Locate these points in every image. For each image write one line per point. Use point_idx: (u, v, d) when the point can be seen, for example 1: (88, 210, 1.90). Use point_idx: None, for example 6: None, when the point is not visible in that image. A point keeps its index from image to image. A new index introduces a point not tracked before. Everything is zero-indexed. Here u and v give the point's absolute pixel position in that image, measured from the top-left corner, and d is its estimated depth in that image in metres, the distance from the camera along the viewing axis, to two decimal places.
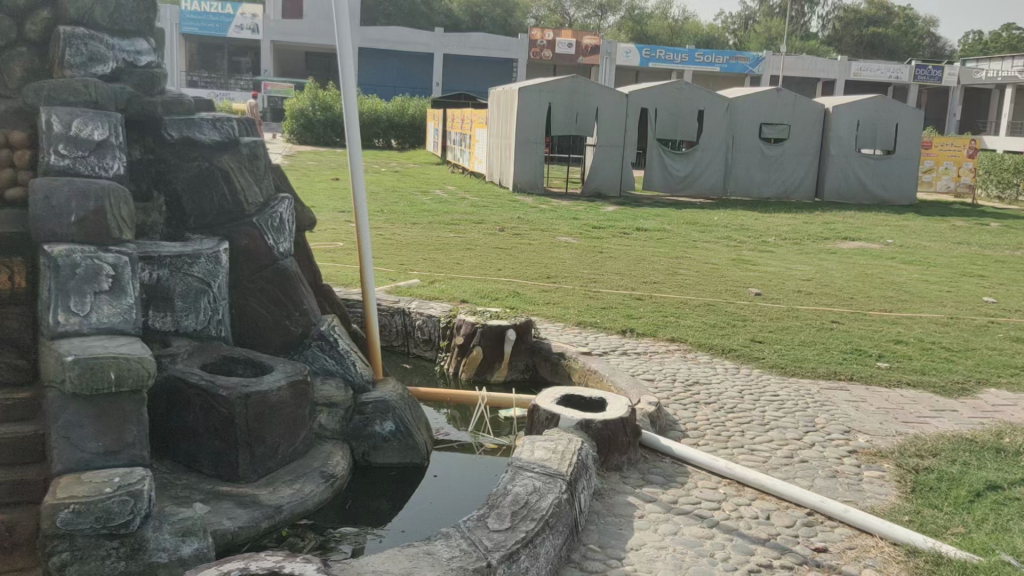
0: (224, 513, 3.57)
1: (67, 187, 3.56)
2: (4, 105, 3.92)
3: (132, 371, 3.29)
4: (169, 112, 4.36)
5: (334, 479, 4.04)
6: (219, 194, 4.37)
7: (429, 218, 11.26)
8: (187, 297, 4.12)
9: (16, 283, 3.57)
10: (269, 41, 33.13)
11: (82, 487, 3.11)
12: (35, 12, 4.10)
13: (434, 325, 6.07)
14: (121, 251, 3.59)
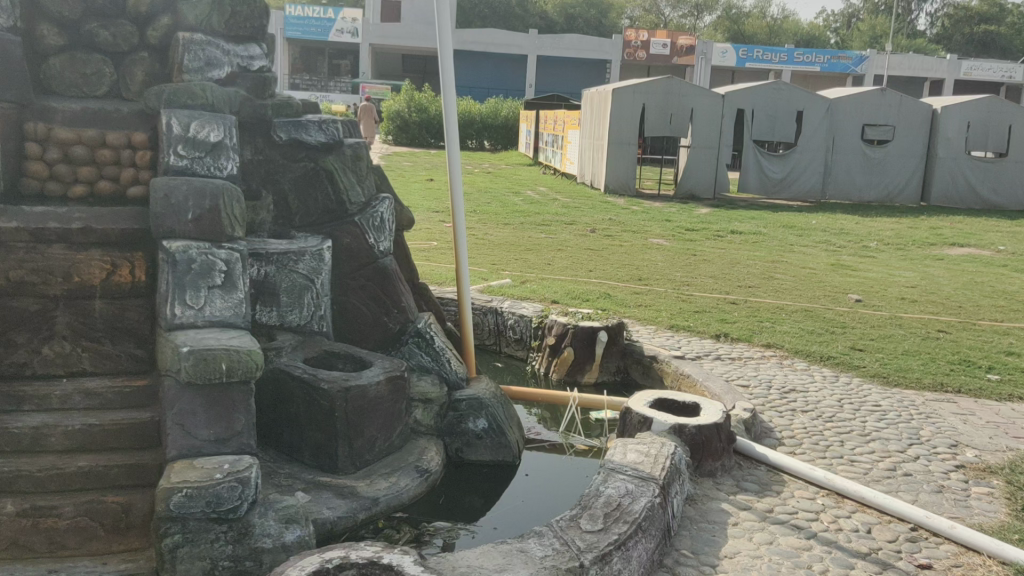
0: (324, 503, 3.69)
1: (186, 187, 3.73)
2: (127, 108, 4.15)
3: (241, 363, 3.43)
4: (280, 114, 4.51)
5: (428, 473, 4.12)
6: (324, 193, 4.60)
7: (521, 218, 11.34)
8: (292, 292, 4.28)
9: (136, 277, 3.77)
10: (368, 44, 33.93)
11: (195, 472, 3.26)
12: (155, 18, 4.32)
13: (526, 325, 6.11)
14: (233, 248, 3.77)
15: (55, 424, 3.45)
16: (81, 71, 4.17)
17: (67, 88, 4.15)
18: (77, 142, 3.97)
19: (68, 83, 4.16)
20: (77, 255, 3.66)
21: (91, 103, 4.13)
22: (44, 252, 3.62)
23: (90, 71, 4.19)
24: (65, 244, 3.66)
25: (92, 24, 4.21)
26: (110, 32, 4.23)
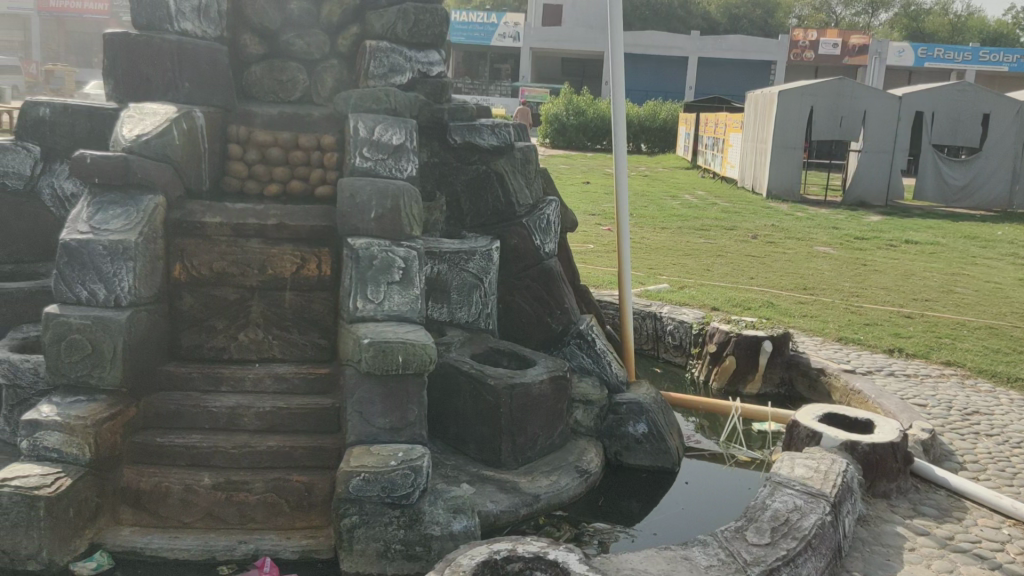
0: (489, 496, 3.79)
1: (370, 187, 3.95)
2: (318, 112, 4.44)
3: (417, 355, 3.59)
4: (455, 118, 4.70)
5: (588, 474, 4.14)
6: (494, 195, 4.73)
7: (679, 223, 11.18)
8: (461, 290, 4.44)
9: (322, 271, 4.02)
10: (528, 48, 34.41)
11: (372, 458, 3.43)
12: (345, 27, 4.60)
13: (686, 331, 6.04)
14: (411, 246, 3.94)
15: (248, 406, 3.73)
16: (278, 78, 4.49)
17: (265, 94, 4.49)
18: (273, 144, 4.30)
19: (266, 89, 4.49)
20: (271, 249, 3.94)
21: (286, 108, 4.46)
22: (242, 246, 3.93)
23: (286, 78, 4.51)
24: (261, 239, 3.96)
25: (289, 33, 4.53)
26: (305, 41, 4.53)
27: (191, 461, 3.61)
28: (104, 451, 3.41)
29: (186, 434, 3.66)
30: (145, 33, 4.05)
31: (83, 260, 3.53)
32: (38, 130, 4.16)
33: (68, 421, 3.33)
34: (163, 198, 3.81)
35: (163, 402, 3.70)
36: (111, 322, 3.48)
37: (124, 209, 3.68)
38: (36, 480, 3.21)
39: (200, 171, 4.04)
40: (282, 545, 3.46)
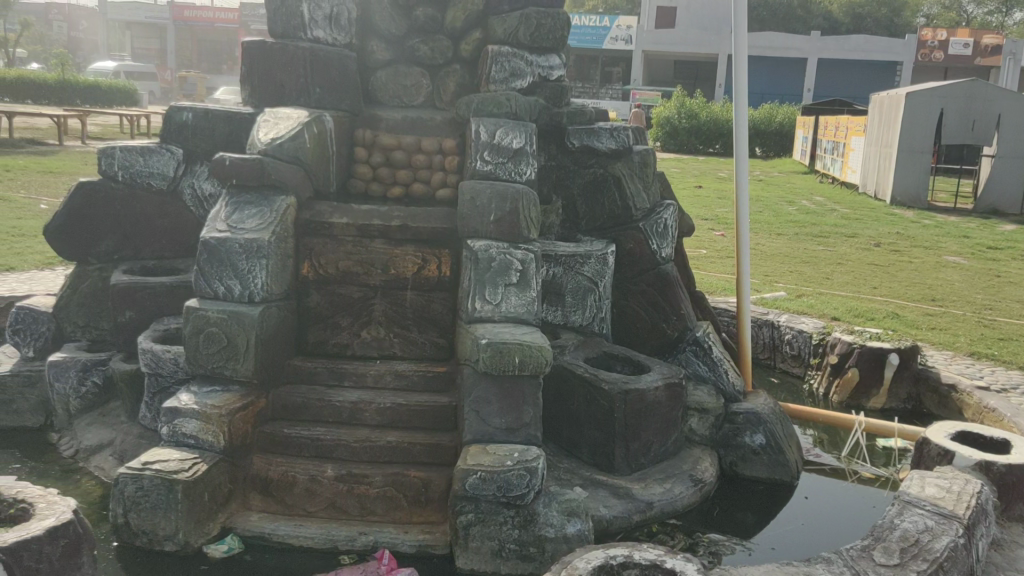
0: (602, 501, 3.78)
1: (490, 190, 4.00)
2: (441, 117, 4.56)
3: (533, 357, 3.62)
4: (574, 122, 4.73)
5: (703, 484, 4.07)
6: (611, 199, 4.73)
7: (796, 229, 10.87)
8: (576, 294, 4.45)
9: (442, 271, 4.10)
10: (640, 51, 34.14)
11: (489, 457, 3.48)
12: (468, 33, 4.68)
13: (805, 342, 5.87)
14: (528, 249, 3.97)
15: (369, 401, 3.85)
16: (403, 82, 4.62)
17: (390, 98, 4.63)
18: (397, 147, 4.43)
19: (391, 93, 4.63)
20: (394, 250, 4.06)
21: (410, 113, 4.59)
22: (367, 246, 4.06)
23: (411, 83, 4.63)
24: (384, 240, 4.07)
25: (414, 39, 4.66)
26: (429, 47, 4.65)
27: (315, 453, 3.75)
28: (235, 439, 3.59)
29: (311, 426, 3.81)
30: (280, 41, 4.25)
31: (220, 256, 3.72)
32: (182, 133, 4.41)
33: (205, 409, 3.52)
34: (294, 199, 3.97)
35: (290, 395, 3.86)
36: (245, 316, 3.65)
37: (258, 209, 3.86)
38: (174, 465, 3.40)
39: (328, 174, 4.20)
40: (400, 539, 3.55)
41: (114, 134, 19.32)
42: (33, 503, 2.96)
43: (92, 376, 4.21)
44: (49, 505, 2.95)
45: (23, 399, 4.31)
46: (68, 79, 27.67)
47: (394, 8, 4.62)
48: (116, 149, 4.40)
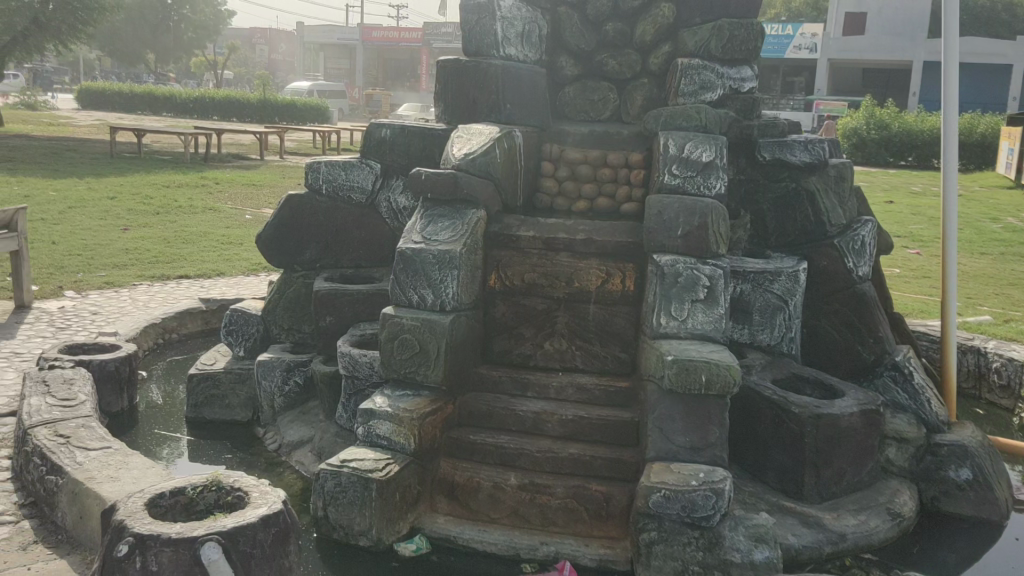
0: (790, 529, 3.63)
1: (677, 205, 3.95)
2: (628, 130, 4.59)
3: (720, 376, 3.52)
4: (765, 134, 4.62)
5: (901, 518, 3.82)
6: (803, 214, 4.56)
7: (1002, 249, 10.02)
8: (764, 312, 4.32)
9: (626, 285, 4.07)
10: (824, 59, 32.75)
11: (673, 475, 3.42)
12: (657, 46, 4.71)
13: (1016, 371, 5.41)
14: (717, 265, 3.88)
15: (553, 412, 3.89)
16: (590, 97, 4.77)
17: (577, 112, 4.80)
18: (583, 161, 4.49)
19: (579, 108, 4.80)
20: (579, 263, 4.09)
21: (597, 128, 4.64)
22: (553, 259, 4.12)
23: (598, 97, 4.76)
24: (569, 253, 4.12)
25: (603, 54, 4.76)
26: (617, 62, 4.73)
27: (499, 461, 3.83)
28: (425, 442, 3.72)
29: (495, 434, 3.90)
30: (474, 59, 4.40)
31: (416, 266, 3.88)
32: (379, 149, 4.66)
33: (398, 413, 3.68)
34: (484, 213, 4.10)
35: (476, 402, 3.97)
36: (436, 324, 3.79)
37: (451, 222, 4.01)
38: (370, 464, 3.57)
39: (515, 188, 4.31)
40: (581, 550, 3.54)
41: (308, 149, 20.64)
42: (247, 492, 3.19)
43: (295, 376, 4.51)
44: (261, 495, 3.17)
45: (234, 395, 4.67)
46: (268, 97, 29.87)
47: (584, 25, 4.75)
48: (322, 164, 4.72)
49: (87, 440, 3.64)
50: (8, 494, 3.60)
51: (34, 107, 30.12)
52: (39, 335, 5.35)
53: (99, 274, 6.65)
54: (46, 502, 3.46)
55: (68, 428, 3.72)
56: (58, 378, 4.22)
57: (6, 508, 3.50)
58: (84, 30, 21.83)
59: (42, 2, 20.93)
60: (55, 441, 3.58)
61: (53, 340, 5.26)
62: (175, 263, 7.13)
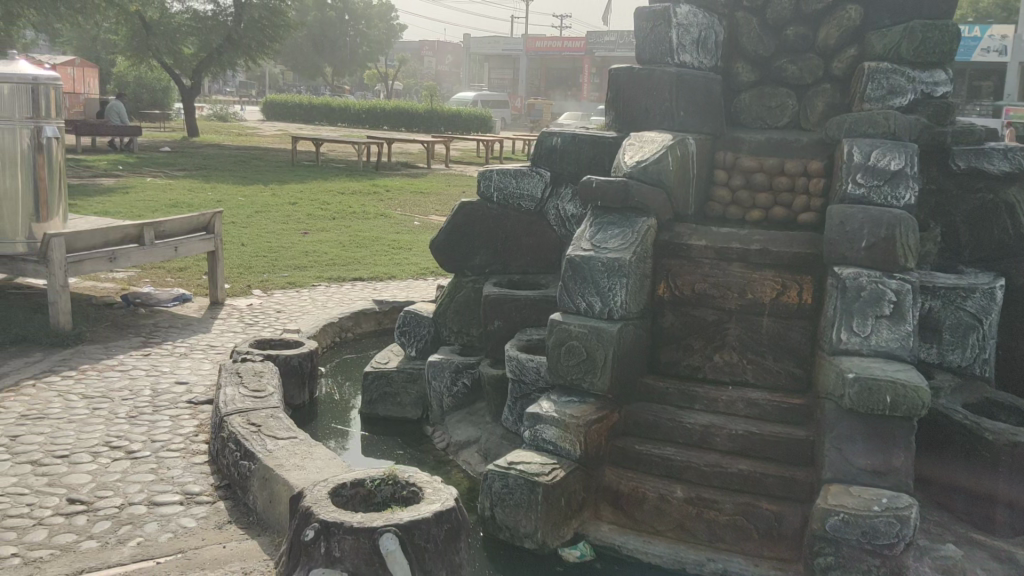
0: (980, 563, 3.37)
1: (862, 215, 3.78)
2: (808, 137, 4.44)
3: (907, 399, 3.29)
4: (960, 141, 4.31)
5: None
6: (1001, 227, 4.25)
7: None
8: (956, 331, 4.04)
9: (803, 298, 3.93)
10: (1016, 62, 30.38)
11: (853, 499, 3.26)
12: (843, 50, 4.57)
13: None
14: (904, 279, 3.67)
15: (721, 426, 3.80)
16: (767, 103, 4.68)
17: (753, 120, 4.71)
18: (758, 169, 4.42)
19: (755, 115, 4.71)
20: (752, 274, 3.99)
21: (774, 135, 4.52)
22: (725, 269, 4.03)
23: (776, 104, 4.67)
24: (743, 263, 4.02)
25: (783, 59, 4.69)
26: (797, 66, 4.64)
27: (665, 473, 3.78)
28: (590, 450, 3.72)
29: (662, 445, 3.85)
30: (648, 67, 4.43)
31: (584, 273, 3.90)
32: (550, 156, 4.72)
33: (564, 418, 3.70)
34: (655, 221, 4.07)
35: (642, 412, 3.94)
36: (604, 331, 3.79)
37: (621, 229, 4.00)
38: (536, 467, 3.60)
39: (688, 196, 4.28)
40: (749, 570, 3.44)
41: (472, 158, 21.16)
42: (422, 487, 3.31)
43: (464, 377, 4.63)
44: (435, 491, 3.28)
45: (405, 393, 4.87)
46: (434, 108, 30.92)
47: (763, 29, 4.69)
48: (493, 172, 4.82)
49: (276, 429, 3.89)
50: (206, 475, 3.91)
51: (224, 118, 32.56)
52: (232, 329, 5.78)
53: (283, 275, 7.10)
54: (239, 485, 3.72)
55: (259, 417, 3.99)
56: (249, 370, 4.54)
57: (205, 488, 3.80)
58: (271, 46, 23.41)
59: (235, 22, 22.62)
60: (248, 429, 3.85)
61: (243, 335, 5.66)
62: (351, 266, 7.50)
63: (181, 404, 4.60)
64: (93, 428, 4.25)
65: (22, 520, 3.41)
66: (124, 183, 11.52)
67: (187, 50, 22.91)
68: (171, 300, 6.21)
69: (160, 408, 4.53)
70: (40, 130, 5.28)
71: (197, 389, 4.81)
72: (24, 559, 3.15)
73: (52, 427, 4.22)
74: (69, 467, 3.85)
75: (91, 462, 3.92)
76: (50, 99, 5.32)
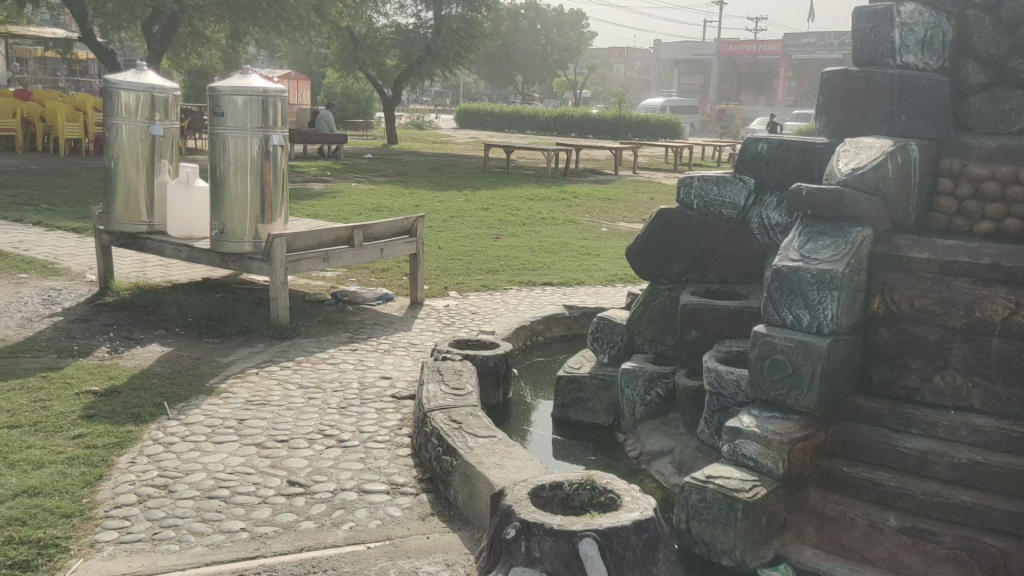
0: None
1: None
2: None
3: None
4: None
5: None
6: None
7: None
8: None
9: None
10: None
11: None
12: None
13: None
14: None
15: (941, 453, 3.53)
16: (1000, 107, 4.28)
17: (983, 125, 4.34)
18: (990, 177, 4.08)
19: (985, 120, 4.33)
20: (982, 291, 3.69)
21: (1009, 140, 4.18)
22: (949, 284, 3.76)
23: (1011, 107, 4.27)
24: (971, 279, 3.74)
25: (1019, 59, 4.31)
26: None
27: (876, 499, 3.56)
28: (794, 468, 3.56)
29: (873, 469, 3.63)
30: (865, 69, 4.25)
31: (792, 285, 3.74)
32: (755, 164, 4.58)
33: (767, 434, 3.55)
34: (871, 232, 3.85)
35: (853, 433, 3.73)
36: (813, 346, 3.62)
37: (833, 240, 3.80)
38: (736, 483, 3.48)
39: (907, 205, 4.05)
40: None
41: (660, 164, 20.94)
42: (620, 495, 3.29)
43: (658, 387, 4.56)
44: (634, 500, 3.25)
45: (598, 399, 4.88)
46: (621, 114, 30.89)
47: (996, 27, 4.34)
48: (694, 179, 4.73)
49: (476, 427, 4.00)
50: (409, 467, 4.09)
51: (419, 126, 34.08)
52: (430, 329, 6.02)
53: (476, 278, 7.33)
54: (440, 479, 3.86)
55: (460, 415, 4.12)
56: (449, 368, 4.70)
57: (409, 480, 3.97)
58: (466, 56, 24.28)
59: (434, 34, 23.66)
60: (451, 425, 3.99)
61: (441, 335, 5.89)
62: (543, 271, 7.62)
63: (386, 398, 4.85)
64: (308, 416, 4.56)
65: (249, 497, 3.71)
66: (332, 188, 12.32)
67: (390, 62, 24.20)
68: (376, 299, 6.58)
69: (367, 401, 4.79)
70: (268, 138, 5.73)
71: (400, 384, 5.05)
72: (251, 534, 3.42)
73: (273, 413, 4.57)
74: (288, 451, 4.15)
75: (307, 447, 4.21)
76: (277, 109, 5.76)
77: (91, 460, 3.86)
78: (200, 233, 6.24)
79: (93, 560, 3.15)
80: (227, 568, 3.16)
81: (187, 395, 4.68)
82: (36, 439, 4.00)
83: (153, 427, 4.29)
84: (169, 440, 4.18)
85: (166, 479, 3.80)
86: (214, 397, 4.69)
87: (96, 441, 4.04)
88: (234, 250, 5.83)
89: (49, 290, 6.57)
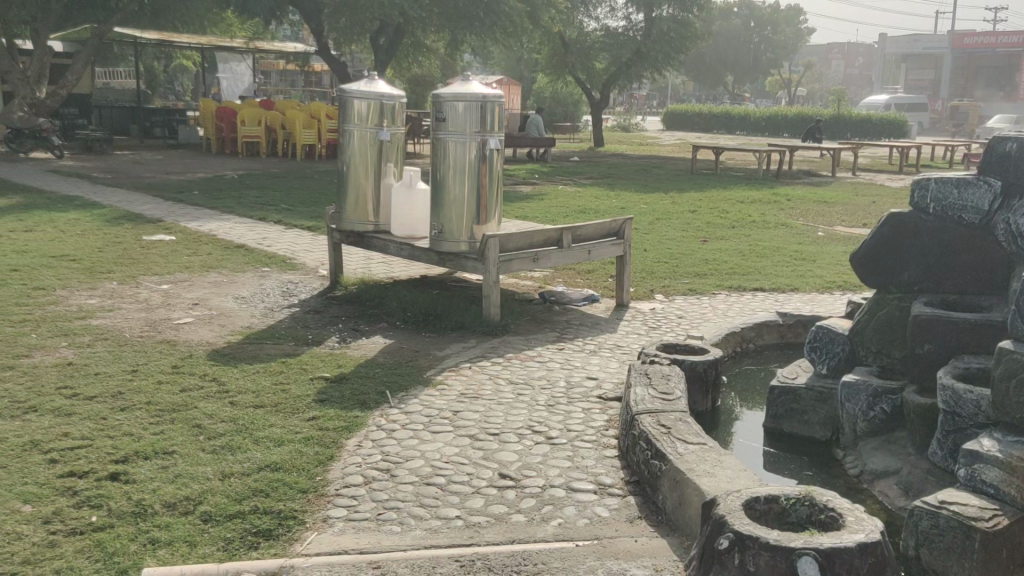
0: None
1: None
2: None
3: None
4: None
5: None
6: None
7: None
8: None
9: None
10: None
11: None
12: None
13: None
14: None
15: None
16: None
17: None
18: None
19: None
20: None
21: None
22: None
23: None
24: None
25: None
26: None
27: None
28: None
29: None
30: None
31: None
32: (1004, 164, 4.18)
33: (1011, 460, 3.23)
34: None
35: None
36: None
37: None
38: (975, 511, 3.18)
39: None
40: None
41: (884, 166, 19.62)
42: (843, 514, 3.12)
43: (883, 403, 4.28)
44: (858, 520, 3.06)
45: (815, 412, 4.65)
46: (839, 113, 29.25)
47: None
48: (931, 180, 4.44)
49: (686, 433, 3.93)
50: (616, 469, 4.09)
51: (625, 130, 34.09)
52: (636, 331, 6.00)
53: (684, 282, 7.21)
54: (648, 483, 3.84)
55: (669, 419, 4.07)
56: (657, 372, 4.66)
57: (616, 481, 3.98)
58: (676, 58, 23.94)
59: (644, 37, 23.54)
60: (660, 429, 3.95)
61: (646, 338, 5.85)
62: (755, 276, 7.36)
63: (592, 398, 4.88)
64: (518, 411, 4.68)
65: (464, 486, 3.86)
66: (541, 190, 12.56)
67: (599, 66, 24.32)
68: (582, 300, 6.65)
69: (574, 400, 4.85)
70: (485, 142, 5.94)
71: (606, 385, 5.07)
72: (466, 522, 3.56)
73: (485, 406, 4.73)
74: (499, 444, 4.28)
75: (517, 442, 4.32)
76: (495, 114, 5.96)
77: (324, 441, 4.17)
78: (420, 232, 6.58)
79: (326, 534, 3.39)
80: (444, 552, 3.30)
81: (407, 386, 4.95)
82: (277, 420, 4.38)
83: (376, 414, 4.57)
84: (391, 427, 4.43)
85: (388, 464, 4.03)
86: (431, 389, 4.93)
87: (327, 424, 4.37)
88: (451, 250, 6.10)
89: (287, 283, 7.18)
